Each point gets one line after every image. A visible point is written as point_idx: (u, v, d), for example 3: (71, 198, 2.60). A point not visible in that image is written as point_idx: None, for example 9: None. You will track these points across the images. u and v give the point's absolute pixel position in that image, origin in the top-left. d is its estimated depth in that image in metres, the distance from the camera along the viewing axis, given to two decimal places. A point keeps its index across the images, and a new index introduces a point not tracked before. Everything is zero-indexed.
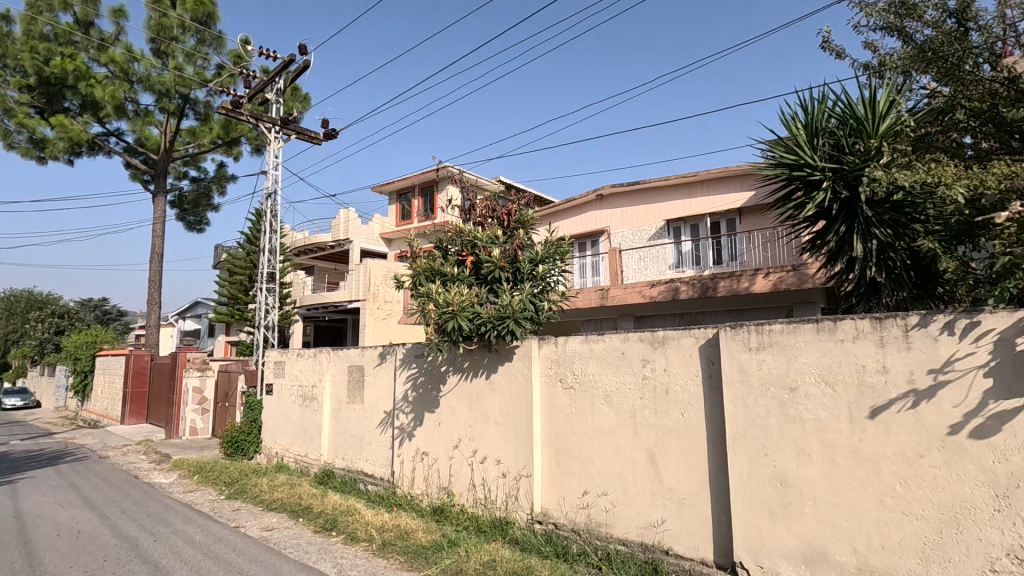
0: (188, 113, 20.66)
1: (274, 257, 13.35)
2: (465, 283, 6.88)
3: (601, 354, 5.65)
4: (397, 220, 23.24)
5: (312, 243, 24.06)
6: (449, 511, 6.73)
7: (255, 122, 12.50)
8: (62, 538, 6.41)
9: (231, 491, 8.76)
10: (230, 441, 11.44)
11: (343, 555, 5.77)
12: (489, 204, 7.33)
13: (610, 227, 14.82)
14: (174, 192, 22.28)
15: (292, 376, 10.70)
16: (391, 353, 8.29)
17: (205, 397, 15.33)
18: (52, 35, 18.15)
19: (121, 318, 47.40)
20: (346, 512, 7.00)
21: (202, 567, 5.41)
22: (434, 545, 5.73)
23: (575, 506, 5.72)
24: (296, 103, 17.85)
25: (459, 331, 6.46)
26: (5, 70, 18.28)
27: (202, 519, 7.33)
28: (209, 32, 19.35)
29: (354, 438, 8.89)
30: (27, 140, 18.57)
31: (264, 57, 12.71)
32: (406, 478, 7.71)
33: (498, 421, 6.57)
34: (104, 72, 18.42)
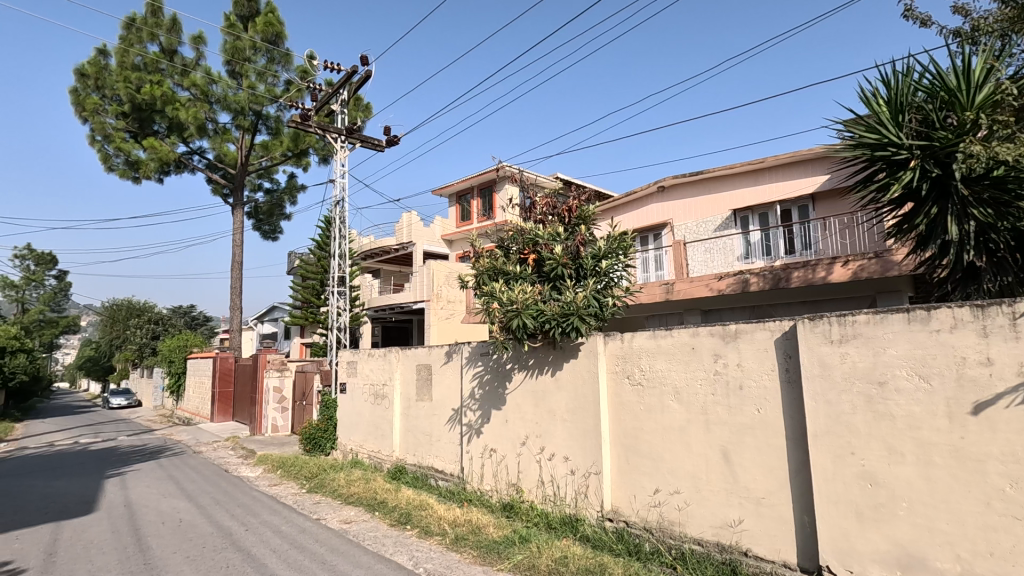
0: (261, 128, 21.92)
1: (343, 262, 13.93)
2: (528, 281, 6.92)
3: (669, 349, 5.53)
4: (458, 221, 23.65)
5: (378, 247, 24.91)
6: (519, 507, 6.80)
7: (322, 133, 13.12)
8: (166, 526, 6.99)
9: (311, 485, 9.25)
10: (309, 438, 12.05)
11: (418, 548, 5.96)
12: (550, 201, 7.36)
13: (672, 220, 14.45)
14: (251, 203, 23.71)
15: (363, 375, 11.14)
16: (457, 352, 8.47)
17: (284, 396, 16.23)
18: (142, 64, 19.71)
19: (208, 323, 51.06)
20: (419, 507, 7.23)
21: (289, 555, 5.75)
22: (506, 540, 5.81)
23: (647, 505, 5.62)
24: (359, 113, 18.58)
25: (524, 329, 6.50)
26: (104, 100, 20.07)
27: (287, 511, 7.77)
28: (277, 50, 20.44)
29: (424, 434, 9.15)
30: (124, 162, 20.30)
31: (328, 70, 13.30)
32: (475, 474, 7.86)
33: (565, 418, 6.57)
34: (186, 95, 19.86)
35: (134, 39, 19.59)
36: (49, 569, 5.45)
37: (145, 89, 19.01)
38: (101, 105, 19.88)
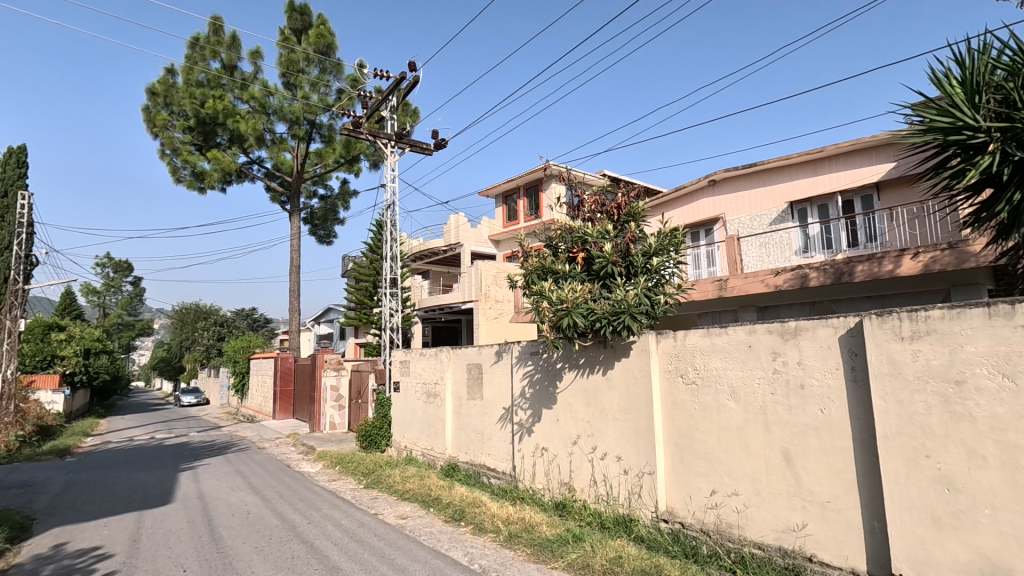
0: (315, 137, 22.74)
1: (395, 264, 14.29)
2: (578, 279, 6.91)
3: (725, 348, 5.39)
4: (505, 221, 23.77)
5: (427, 248, 25.39)
6: (571, 506, 6.79)
7: (373, 139, 13.50)
8: (236, 518, 7.40)
9: (368, 481, 9.55)
10: (365, 435, 12.45)
11: (473, 545, 6.05)
12: (598, 199, 7.30)
13: (725, 214, 14.03)
14: (306, 210, 24.64)
15: (416, 374, 11.38)
16: (506, 351, 8.53)
17: (341, 394, 16.81)
18: (205, 80, 20.80)
19: (268, 324, 53.37)
20: (473, 504, 7.33)
21: (349, 548, 5.96)
22: (559, 538, 5.81)
23: (703, 506, 5.48)
24: (408, 118, 19.03)
25: (574, 328, 6.49)
26: (172, 116, 21.32)
27: (346, 506, 8.06)
28: (329, 60, 21.16)
29: (475, 433, 9.26)
30: (191, 174, 21.50)
31: (378, 77, 13.68)
32: (526, 472, 7.90)
33: (616, 417, 6.51)
34: (246, 108, 20.84)
35: (198, 57, 20.75)
36: (135, 555, 5.87)
37: (209, 104, 20.07)
38: (170, 121, 21.16)
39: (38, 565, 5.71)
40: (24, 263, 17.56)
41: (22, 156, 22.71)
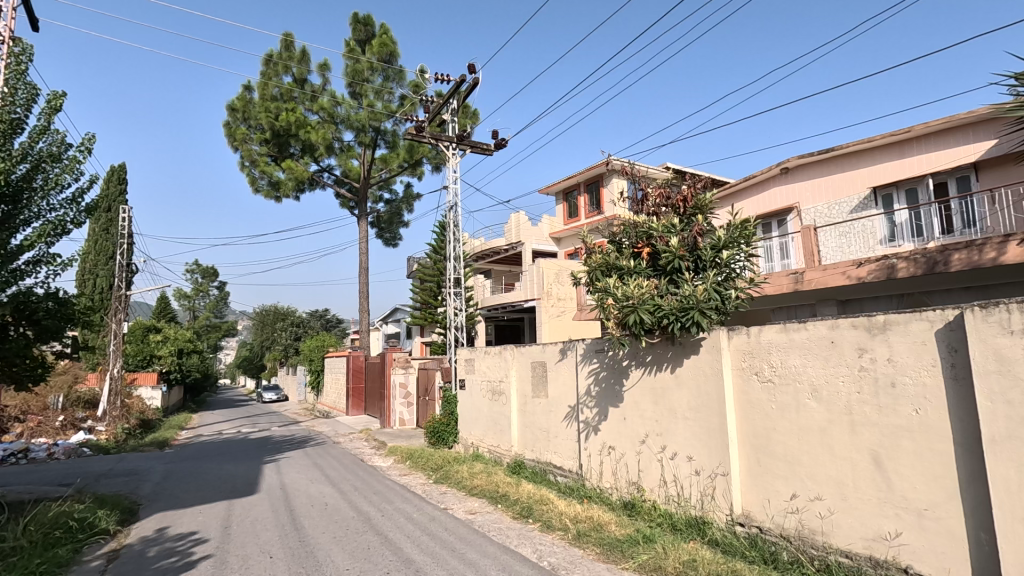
0: (380, 143, 23.54)
1: (458, 264, 14.49)
2: (643, 275, 6.77)
3: (804, 344, 5.10)
4: (565, 219, 23.64)
5: (488, 248, 25.70)
6: (641, 506, 6.65)
7: (435, 142, 13.79)
8: (315, 508, 7.81)
9: (438, 476, 9.78)
10: (433, 431, 12.78)
11: (541, 542, 6.07)
12: (663, 192, 7.12)
13: (799, 204, 13.29)
14: (373, 214, 25.53)
15: (481, 372, 11.54)
16: (571, 349, 8.49)
17: (409, 392, 17.32)
18: (279, 94, 22.00)
19: (339, 325, 55.91)
20: (540, 502, 7.34)
21: (421, 541, 6.13)
22: (629, 539, 5.71)
23: (783, 511, 5.21)
24: (468, 120, 19.33)
25: (641, 325, 6.36)
26: (250, 130, 22.67)
27: (417, 500, 8.30)
28: (392, 68, 21.85)
29: (541, 431, 9.27)
30: (268, 184, 22.77)
31: (439, 81, 13.97)
32: (594, 471, 7.82)
33: (687, 416, 6.32)
34: (316, 118, 21.86)
35: (272, 73, 21.98)
36: (226, 540, 6.31)
37: (282, 116, 21.21)
38: (249, 134, 22.55)
39: (144, 546, 6.25)
40: (127, 271, 19.29)
41: (122, 173, 24.93)
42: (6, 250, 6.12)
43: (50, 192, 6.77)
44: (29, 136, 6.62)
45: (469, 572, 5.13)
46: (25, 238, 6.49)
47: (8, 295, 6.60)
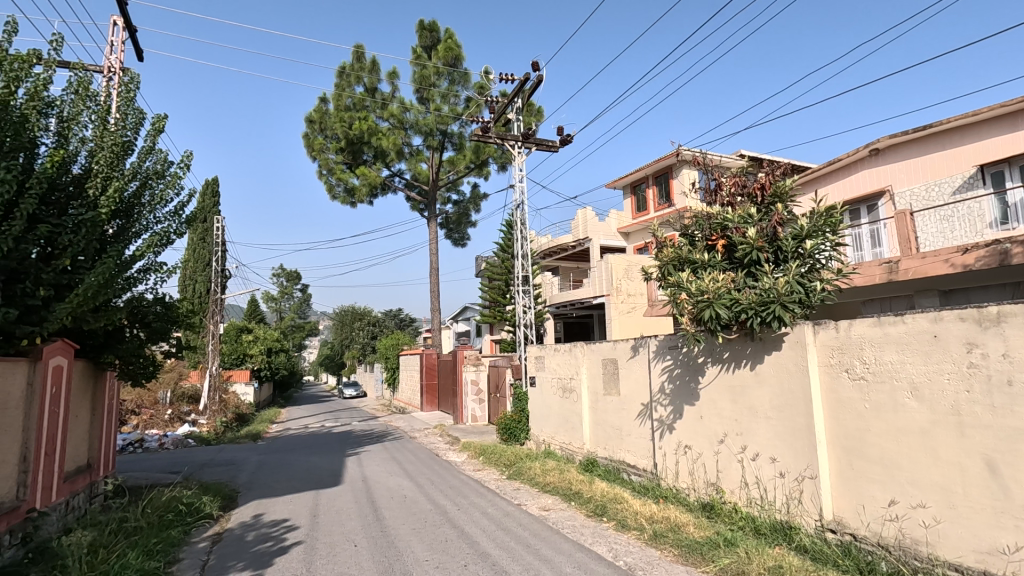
0: (447, 146, 24.07)
1: (525, 261, 14.58)
2: (718, 268, 6.52)
3: (902, 338, 4.72)
4: (634, 213, 23.16)
5: (556, 245, 25.66)
6: (720, 509, 6.42)
7: (501, 142, 13.94)
8: (395, 501, 8.14)
9: (511, 472, 9.90)
10: (505, 428, 12.95)
11: (617, 541, 5.99)
12: (738, 180, 6.81)
13: (892, 186, 12.28)
14: (442, 215, 26.16)
15: (551, 369, 11.55)
16: (643, 346, 8.32)
17: (480, 388, 17.63)
18: (352, 104, 23.02)
19: (412, 323, 57.90)
20: (614, 500, 7.25)
21: (497, 535, 6.23)
22: (709, 541, 5.52)
23: (880, 518, 4.85)
24: (532, 118, 19.35)
25: (717, 320, 6.13)
26: (327, 140, 23.88)
27: (491, 495, 8.45)
28: (457, 71, 22.28)
29: (613, 429, 9.15)
30: (344, 190, 23.84)
31: (503, 81, 14.09)
32: (669, 471, 7.62)
33: (769, 416, 6.02)
34: (386, 125, 22.69)
35: (345, 84, 22.99)
36: (315, 528, 6.70)
37: (356, 125, 22.14)
38: (325, 144, 23.73)
39: (243, 531, 6.77)
40: (221, 276, 20.88)
41: (215, 186, 27.00)
42: (122, 260, 6.80)
43: (156, 206, 7.45)
44: (138, 156, 7.32)
45: (545, 569, 5.15)
46: (137, 248, 7.18)
47: (124, 301, 7.33)
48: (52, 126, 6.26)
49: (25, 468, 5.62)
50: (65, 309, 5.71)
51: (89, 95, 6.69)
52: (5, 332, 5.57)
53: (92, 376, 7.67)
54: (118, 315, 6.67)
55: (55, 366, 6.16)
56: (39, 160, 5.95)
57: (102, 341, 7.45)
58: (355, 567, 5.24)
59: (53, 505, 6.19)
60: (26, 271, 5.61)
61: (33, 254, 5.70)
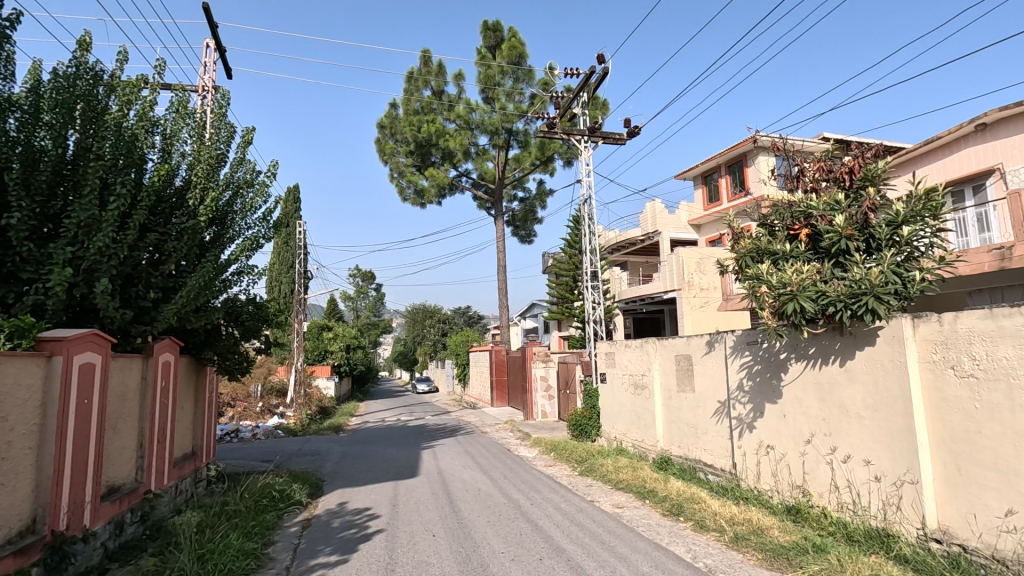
0: (512, 144, 24.22)
1: (593, 256, 14.44)
2: (802, 259, 6.18)
3: (1019, 332, 4.27)
4: (706, 204, 22.33)
5: (624, 239, 25.21)
6: (807, 513, 6.08)
7: (567, 137, 13.86)
8: (470, 493, 8.33)
9: (583, 469, 9.86)
10: (575, 424, 12.94)
11: (695, 542, 5.83)
12: (823, 165, 6.42)
13: (1004, 164, 11.09)
14: (509, 213, 26.37)
15: (622, 365, 11.38)
16: (719, 341, 8.02)
17: (550, 384, 17.68)
18: (420, 108, 23.67)
19: (480, 320, 59.07)
20: (691, 500, 7.05)
21: (570, 531, 6.23)
22: (796, 546, 5.25)
23: (994, 529, 4.41)
24: (598, 111, 19.09)
25: (802, 314, 5.80)
26: (397, 144, 24.71)
27: (564, 491, 8.45)
28: (521, 69, 22.36)
29: (688, 427, 8.89)
30: (414, 192, 24.54)
31: (568, 76, 14.00)
32: (750, 472, 7.31)
33: (861, 416, 5.63)
34: (453, 126, 23.16)
35: (414, 88, 23.60)
36: (395, 517, 6.98)
37: (424, 128, 22.72)
38: (396, 148, 24.57)
39: (330, 518, 7.18)
40: (303, 277, 22.15)
41: (296, 193, 28.61)
42: (218, 264, 7.37)
43: (247, 213, 8.01)
44: (231, 167, 7.91)
45: (621, 567, 5.08)
46: (231, 252, 7.76)
47: (221, 302, 7.95)
48: (157, 142, 6.86)
49: (142, 454, 6.25)
50: (172, 310, 6.25)
51: (187, 113, 7.31)
52: (123, 330, 6.17)
53: (195, 372, 8.38)
54: (216, 315, 7.24)
55: (164, 362, 6.78)
56: (147, 175, 6.55)
57: (203, 339, 8.11)
58: (434, 556, 5.42)
59: (166, 488, 6.83)
60: (139, 275, 6.19)
61: (144, 260, 6.29)
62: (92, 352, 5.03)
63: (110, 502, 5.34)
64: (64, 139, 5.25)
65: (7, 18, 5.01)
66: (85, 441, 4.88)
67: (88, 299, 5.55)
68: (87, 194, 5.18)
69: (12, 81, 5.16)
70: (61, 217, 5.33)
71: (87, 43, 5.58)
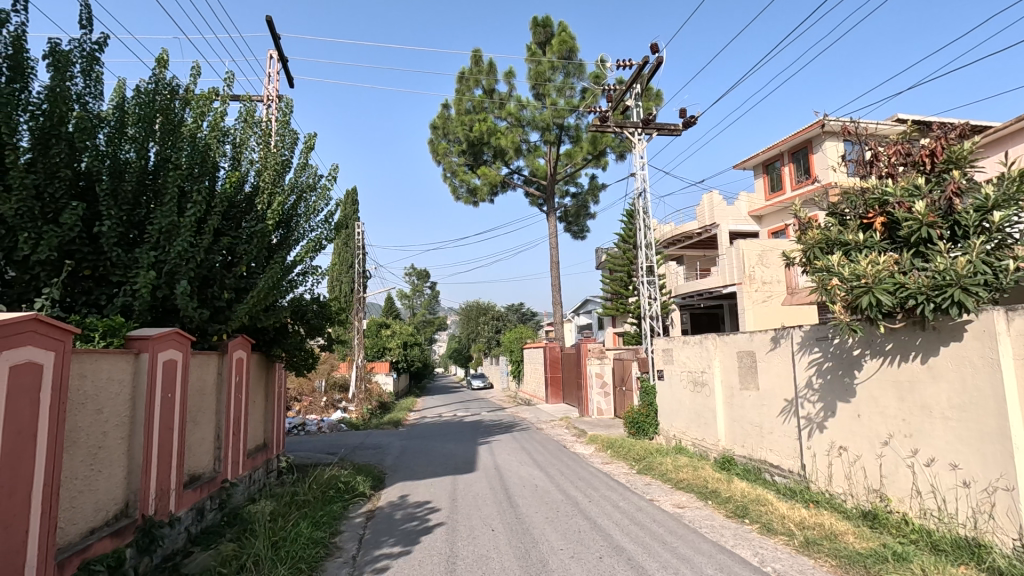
0: (564, 139, 24.07)
1: (649, 251, 14.14)
2: (877, 249, 5.82)
3: None
4: (767, 194, 21.45)
5: (680, 233, 24.58)
6: (886, 519, 5.72)
7: (620, 130, 13.63)
8: (527, 490, 8.36)
9: (641, 467, 9.69)
10: (632, 422, 12.76)
11: (763, 545, 5.61)
12: (901, 148, 6.02)
13: None
14: (561, 209, 26.23)
15: (680, 362, 11.10)
16: (786, 337, 7.67)
17: (606, 381, 17.48)
18: (472, 107, 23.91)
19: (533, 317, 59.33)
20: (757, 502, 6.79)
21: (630, 530, 6.15)
22: (874, 554, 4.95)
23: None
24: (652, 102, 18.64)
25: (878, 308, 5.45)
26: (450, 144, 25.08)
27: (622, 489, 8.34)
28: (572, 63, 22.16)
29: (752, 426, 8.57)
30: (467, 191, 24.84)
31: (620, 68, 13.76)
32: (821, 474, 6.95)
33: (947, 416, 5.25)
34: (505, 124, 23.24)
35: (465, 88, 23.86)
36: (455, 511, 7.10)
37: (476, 127, 22.94)
38: (448, 148, 24.95)
39: (392, 510, 7.39)
40: (362, 277, 22.89)
41: (354, 195, 29.59)
42: (285, 264, 7.73)
43: (311, 216, 8.36)
44: (295, 171, 8.27)
45: (684, 568, 4.97)
46: (297, 253, 8.11)
47: (288, 301, 8.33)
48: (228, 151, 7.25)
49: (220, 445, 6.65)
50: (245, 309, 6.59)
51: (254, 122, 7.67)
52: (201, 329, 6.56)
53: (265, 367, 8.83)
54: (284, 314, 7.60)
55: (237, 358, 7.18)
56: (219, 182, 6.93)
57: (272, 337, 8.54)
58: (494, 551, 5.46)
59: (241, 477, 7.24)
60: (214, 276, 6.57)
61: (218, 262, 6.67)
62: (174, 349, 5.38)
63: (192, 490, 5.70)
64: (146, 151, 5.63)
65: (96, 41, 5.43)
66: (169, 432, 5.22)
67: (170, 300, 5.94)
68: (167, 202, 5.52)
69: (100, 99, 5.57)
70: (145, 224, 5.71)
71: (165, 60, 5.96)
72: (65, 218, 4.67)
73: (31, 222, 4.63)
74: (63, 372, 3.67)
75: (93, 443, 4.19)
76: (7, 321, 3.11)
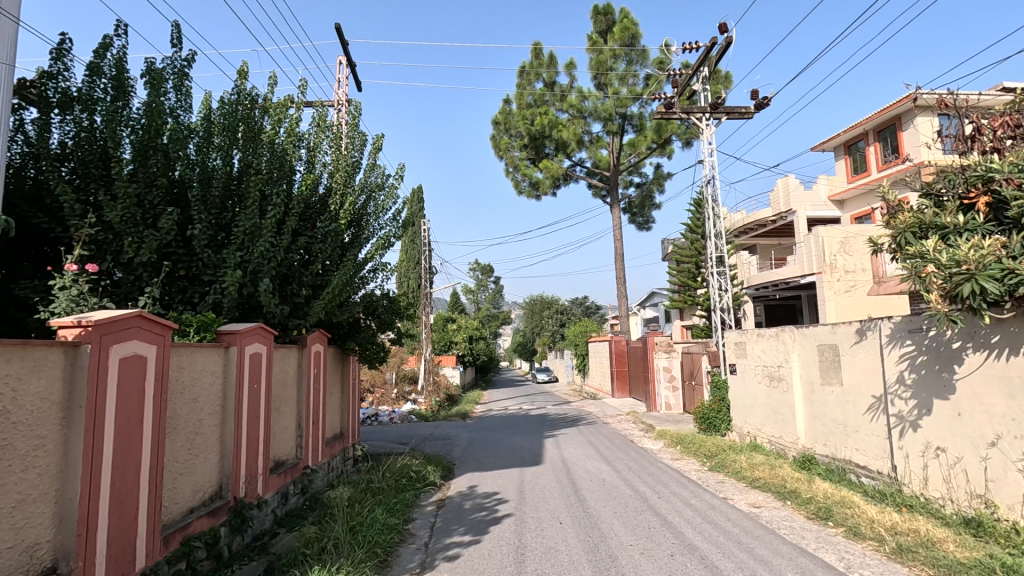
0: (627, 128, 23.53)
1: (718, 241, 13.57)
2: (980, 232, 5.30)
3: None
4: (849, 176, 20.08)
5: (753, 220, 23.44)
6: (992, 527, 5.23)
7: (686, 116, 13.14)
8: (594, 484, 8.30)
9: (713, 464, 9.37)
10: (703, 417, 12.34)
11: (849, 550, 5.27)
12: (1009, 119, 5.47)
13: None
14: (626, 200, 25.69)
15: (754, 356, 10.62)
16: (873, 329, 7.16)
17: (674, 375, 16.92)
18: (533, 101, 23.83)
19: (597, 311, 58.69)
20: (842, 504, 6.39)
21: (703, 528, 5.97)
22: (979, 565, 4.54)
23: None
24: (720, 86, 17.77)
25: (982, 296, 4.97)
26: (512, 138, 25.17)
27: (694, 486, 8.09)
28: (635, 50, 21.62)
29: (836, 424, 8.07)
30: (529, 185, 24.86)
31: (686, 52, 13.27)
32: (915, 476, 6.45)
33: None
34: (566, 116, 23.02)
35: (526, 82, 23.81)
36: (523, 503, 7.16)
37: (537, 121, 22.86)
38: (510, 143, 25.03)
39: (461, 499, 7.57)
40: (428, 273, 23.45)
41: (419, 193, 30.34)
42: (357, 261, 8.06)
43: (380, 214, 8.65)
44: (365, 172, 8.58)
45: (762, 570, 4.76)
46: (368, 250, 8.43)
47: (361, 297, 8.69)
48: (303, 155, 7.62)
49: (301, 433, 7.04)
50: (321, 305, 6.92)
51: (326, 125, 8.03)
52: (283, 324, 6.96)
53: (340, 360, 9.26)
54: (357, 309, 7.93)
55: (315, 352, 7.56)
56: (296, 185, 7.32)
57: (346, 331, 8.93)
58: (562, 544, 5.46)
59: (320, 464, 7.64)
60: (293, 274, 6.95)
61: (296, 261, 7.04)
62: (259, 343, 5.74)
63: (277, 475, 6.07)
64: (230, 158, 6.03)
65: (185, 58, 5.86)
66: (256, 420, 5.59)
67: (254, 297, 6.33)
68: (250, 205, 5.89)
69: (190, 112, 6.01)
70: (230, 226, 6.12)
71: (245, 71, 6.34)
72: (163, 223, 5.07)
73: (134, 227, 5.06)
74: (166, 364, 4.03)
75: (191, 429, 4.56)
76: (117, 317, 3.45)
